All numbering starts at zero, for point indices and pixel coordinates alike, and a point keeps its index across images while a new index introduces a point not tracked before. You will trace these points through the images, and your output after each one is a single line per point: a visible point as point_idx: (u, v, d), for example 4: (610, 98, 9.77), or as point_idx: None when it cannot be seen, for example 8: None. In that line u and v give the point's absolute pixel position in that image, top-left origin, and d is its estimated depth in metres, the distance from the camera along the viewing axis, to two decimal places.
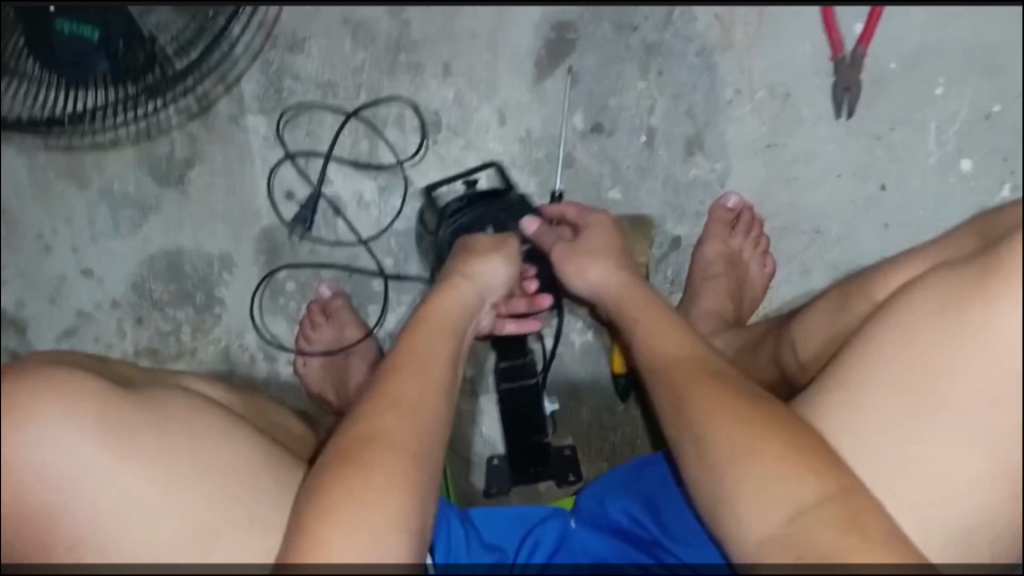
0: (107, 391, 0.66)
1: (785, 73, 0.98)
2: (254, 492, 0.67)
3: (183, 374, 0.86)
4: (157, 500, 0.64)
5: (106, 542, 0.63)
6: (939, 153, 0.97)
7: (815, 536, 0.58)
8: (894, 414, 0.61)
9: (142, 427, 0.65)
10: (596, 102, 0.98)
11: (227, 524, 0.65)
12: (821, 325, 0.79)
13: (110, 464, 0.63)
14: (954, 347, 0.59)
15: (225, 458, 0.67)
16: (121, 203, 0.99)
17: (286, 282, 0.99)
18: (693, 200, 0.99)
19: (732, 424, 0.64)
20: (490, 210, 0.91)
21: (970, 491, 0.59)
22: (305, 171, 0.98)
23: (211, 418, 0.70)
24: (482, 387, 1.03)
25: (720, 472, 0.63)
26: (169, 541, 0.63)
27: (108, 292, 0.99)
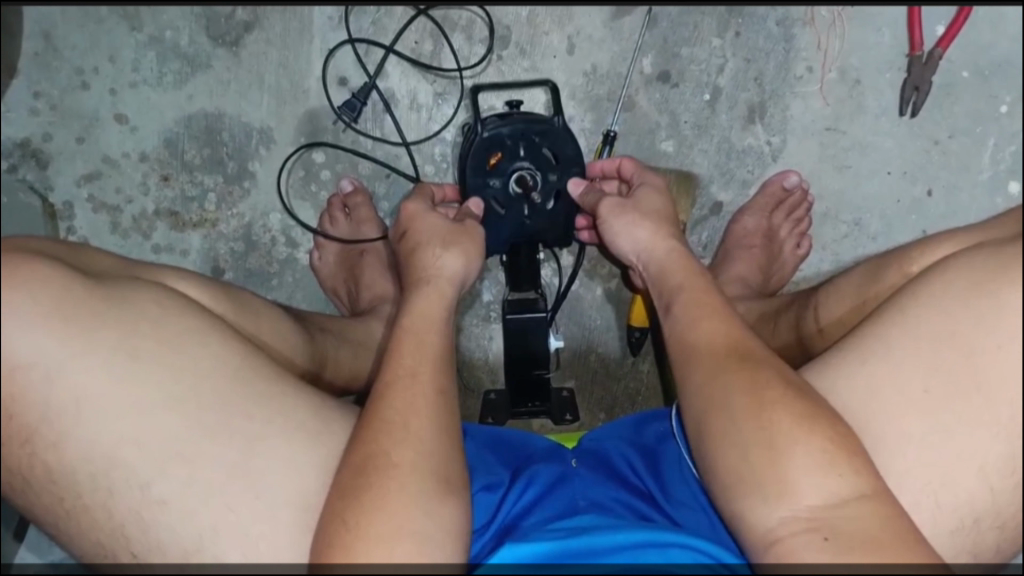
0: (67, 284, 0.62)
1: (861, 60, 0.97)
2: (219, 413, 0.62)
3: (159, 268, 0.74)
4: (118, 406, 0.60)
5: (61, 442, 0.60)
6: (991, 171, 0.97)
7: (847, 523, 0.58)
8: (919, 399, 0.61)
9: (103, 326, 0.61)
10: (668, 50, 0.97)
11: (192, 442, 0.61)
12: (847, 292, 0.81)
13: (67, 363, 0.59)
14: (981, 330, 0.60)
15: (202, 364, 0.63)
16: (171, 54, 0.96)
17: (321, 168, 0.97)
18: (743, 168, 0.98)
19: (776, 418, 0.61)
20: (532, 128, 0.83)
21: (982, 472, 0.60)
22: (363, 59, 0.96)
23: (181, 324, 0.64)
24: (494, 315, 1.00)
25: (753, 456, 0.61)
26: (128, 452, 0.60)
27: (139, 142, 0.96)
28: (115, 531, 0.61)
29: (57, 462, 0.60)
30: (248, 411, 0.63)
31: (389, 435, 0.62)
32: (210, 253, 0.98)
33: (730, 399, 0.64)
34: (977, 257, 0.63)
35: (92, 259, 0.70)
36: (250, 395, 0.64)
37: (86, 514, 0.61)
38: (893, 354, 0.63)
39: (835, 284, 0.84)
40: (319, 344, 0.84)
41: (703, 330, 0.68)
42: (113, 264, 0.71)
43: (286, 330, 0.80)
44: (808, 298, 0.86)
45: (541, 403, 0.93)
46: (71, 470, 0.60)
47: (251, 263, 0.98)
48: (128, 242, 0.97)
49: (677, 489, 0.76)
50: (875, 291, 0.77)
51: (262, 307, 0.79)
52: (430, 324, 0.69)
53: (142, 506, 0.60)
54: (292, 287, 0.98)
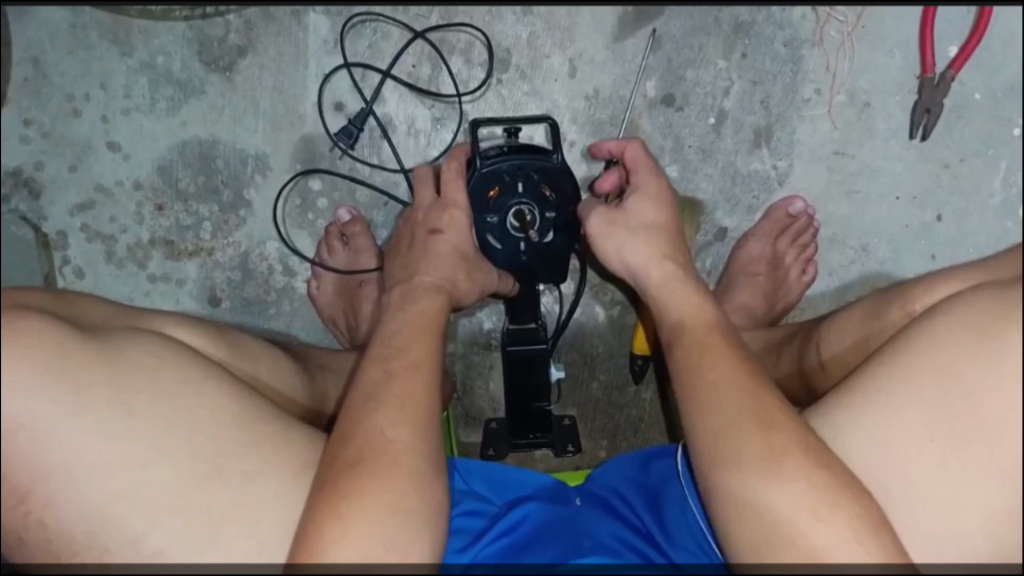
0: (60, 340, 0.61)
1: (871, 81, 0.94)
2: (212, 463, 0.61)
3: (157, 315, 0.73)
4: (109, 463, 0.59)
5: (53, 503, 0.59)
6: (1002, 195, 0.95)
7: (856, 564, 0.56)
8: (924, 446, 0.58)
9: (97, 380, 0.60)
10: (672, 73, 0.94)
11: (185, 492, 0.60)
12: (850, 328, 0.79)
13: (64, 419, 0.59)
14: (988, 378, 0.57)
15: (199, 411, 0.62)
16: (163, 79, 0.94)
17: (318, 196, 0.95)
18: (749, 193, 0.96)
19: (778, 458, 0.60)
20: (529, 163, 0.81)
21: (987, 527, 0.57)
22: (359, 84, 0.94)
23: (176, 372, 0.63)
24: (496, 342, 0.99)
25: (762, 498, 0.60)
26: (120, 508, 0.59)
27: (131, 170, 0.95)
28: None
29: (55, 531, 0.59)
30: (241, 454, 0.62)
31: (372, 475, 0.61)
32: (206, 282, 0.96)
33: (726, 393, 0.64)
34: (982, 311, 0.59)
35: (84, 309, 0.68)
36: (244, 444, 0.63)
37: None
38: (895, 399, 0.60)
39: (835, 318, 0.83)
40: (320, 382, 0.83)
41: (708, 374, 0.66)
42: (111, 313, 0.70)
43: (286, 374, 0.79)
44: (809, 332, 0.85)
45: (543, 434, 0.92)
46: (67, 530, 0.59)
47: (248, 292, 0.96)
48: (124, 272, 0.96)
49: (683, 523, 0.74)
50: (875, 330, 0.76)
51: (259, 349, 0.78)
52: (428, 371, 0.68)
53: (140, 569, 0.60)
54: (290, 316, 0.97)
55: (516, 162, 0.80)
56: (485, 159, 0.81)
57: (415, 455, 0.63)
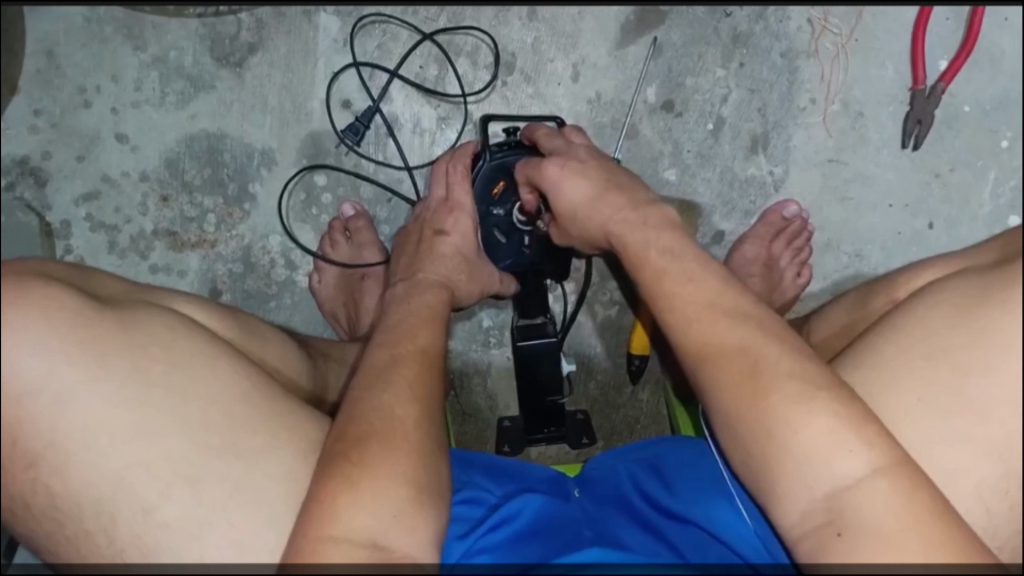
0: (80, 309, 0.61)
1: (864, 93, 0.97)
2: (226, 436, 0.61)
3: (168, 292, 0.73)
4: (124, 431, 0.59)
5: (65, 469, 0.58)
6: (992, 205, 0.98)
7: (863, 504, 0.54)
8: (913, 408, 0.59)
9: (114, 350, 0.61)
10: (671, 80, 0.97)
11: (196, 464, 0.60)
12: (838, 318, 0.81)
13: (78, 385, 0.59)
14: (976, 363, 0.57)
15: (209, 387, 0.63)
16: (174, 74, 0.95)
17: (323, 191, 0.97)
18: (746, 198, 0.98)
19: (773, 397, 0.58)
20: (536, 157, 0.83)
21: (979, 492, 0.57)
22: (367, 83, 0.96)
23: (191, 347, 0.64)
24: (494, 339, 1.00)
25: (766, 433, 0.58)
26: (133, 475, 0.59)
27: (138, 162, 0.96)
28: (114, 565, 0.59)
29: (61, 492, 0.59)
30: (255, 431, 0.62)
31: (376, 448, 0.61)
32: (208, 274, 0.97)
33: (729, 358, 0.60)
34: (947, 300, 0.61)
35: (98, 282, 0.68)
36: (257, 417, 0.63)
37: (85, 545, 0.59)
38: (884, 391, 0.61)
39: (824, 312, 0.84)
40: (322, 369, 0.83)
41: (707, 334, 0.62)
42: (122, 288, 0.69)
43: (289, 356, 0.79)
44: (800, 326, 0.87)
45: (556, 429, 0.92)
46: (77, 493, 0.59)
47: (249, 284, 0.97)
48: (125, 262, 0.96)
49: (692, 515, 0.73)
50: (862, 319, 0.76)
51: (268, 333, 0.78)
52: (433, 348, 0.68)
53: (142, 532, 0.59)
54: (290, 310, 0.97)
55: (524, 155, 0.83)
56: (495, 152, 0.83)
57: (422, 432, 0.63)
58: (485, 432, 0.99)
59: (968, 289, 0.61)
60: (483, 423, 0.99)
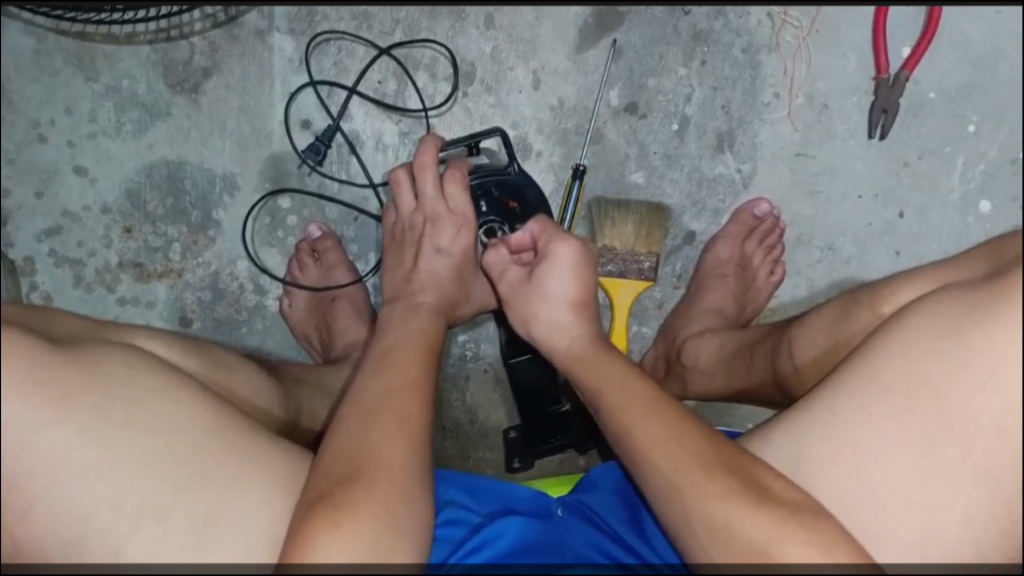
0: (36, 351, 0.59)
1: (828, 84, 0.96)
2: (192, 470, 0.61)
3: (131, 328, 0.72)
4: (85, 471, 0.58)
5: (29, 513, 0.58)
6: (961, 190, 0.97)
7: None
8: (888, 450, 0.60)
9: (75, 389, 0.59)
10: (633, 82, 0.96)
11: (163, 507, 0.59)
12: (819, 334, 0.78)
13: (40, 428, 0.57)
14: (943, 401, 0.59)
15: (174, 419, 0.61)
16: (128, 103, 0.94)
17: (288, 213, 0.96)
18: (715, 197, 0.97)
19: (750, 509, 0.58)
20: (489, 181, 0.87)
21: (964, 522, 0.58)
22: (326, 101, 0.95)
23: (154, 385, 0.62)
24: (469, 354, 0.99)
25: (742, 538, 0.58)
26: (98, 518, 0.58)
27: (99, 194, 0.94)
28: None
29: (29, 540, 0.58)
30: (223, 465, 0.62)
31: (369, 479, 0.60)
32: (177, 303, 0.96)
33: (695, 463, 0.61)
34: (911, 335, 0.62)
35: (57, 322, 0.67)
36: (223, 457, 0.62)
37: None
38: (856, 431, 0.61)
39: (806, 319, 0.82)
40: (294, 396, 0.82)
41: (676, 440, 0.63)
42: (82, 326, 0.69)
43: (260, 386, 0.78)
44: (783, 332, 0.83)
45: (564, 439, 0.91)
46: (40, 541, 0.58)
47: (219, 311, 0.96)
48: (92, 296, 0.95)
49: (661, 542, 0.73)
50: (847, 334, 0.75)
51: (234, 361, 0.77)
52: (399, 378, 0.68)
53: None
54: (262, 334, 0.97)
55: (478, 183, 0.87)
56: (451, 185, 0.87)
57: (412, 461, 0.63)
58: (468, 446, 0.98)
59: (926, 323, 0.62)
60: (465, 437, 0.98)
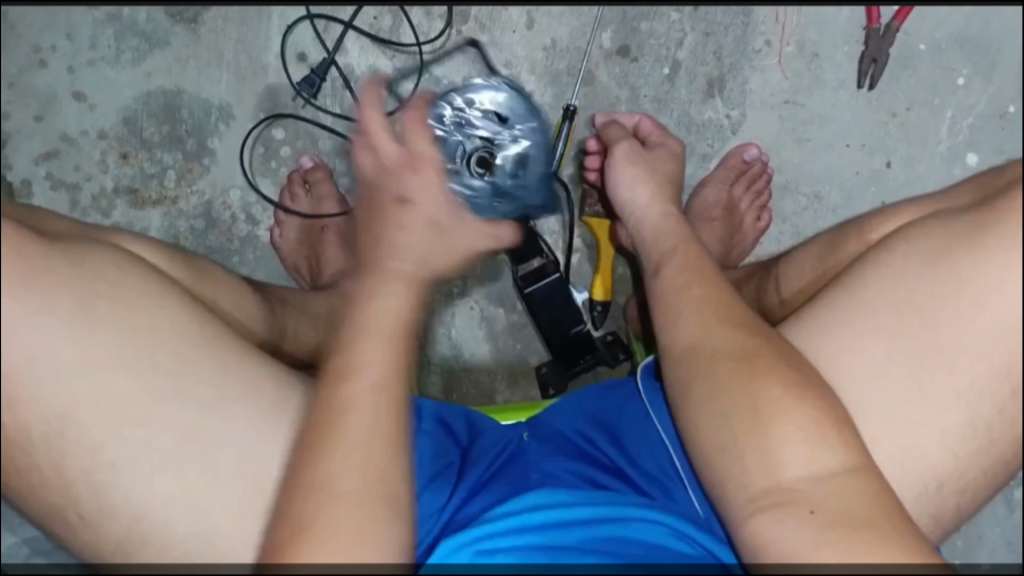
0: (21, 239, 0.60)
1: (819, 33, 0.97)
2: (173, 377, 0.60)
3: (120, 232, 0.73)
4: (61, 367, 0.57)
5: (9, 406, 0.57)
6: (949, 142, 0.98)
7: (833, 504, 0.58)
8: (878, 364, 0.61)
9: (63, 282, 0.59)
10: (626, 25, 0.97)
11: (146, 402, 0.59)
12: (808, 266, 0.80)
13: (21, 318, 0.57)
14: (940, 321, 0.60)
15: (156, 320, 0.61)
16: (128, 31, 0.96)
17: (282, 145, 0.97)
18: (704, 142, 0.98)
19: (778, 427, 0.60)
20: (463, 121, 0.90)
21: (943, 437, 0.61)
22: (322, 35, 0.96)
23: (138, 284, 0.62)
24: (457, 290, 1.00)
25: (729, 433, 0.62)
26: (78, 411, 0.58)
27: (97, 120, 0.96)
28: (69, 503, 0.59)
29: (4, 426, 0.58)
30: (204, 374, 0.60)
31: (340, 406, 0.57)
32: (170, 230, 0.97)
33: (721, 379, 0.63)
34: (905, 253, 0.63)
35: (45, 220, 0.69)
36: (208, 359, 0.61)
37: (34, 494, 0.60)
38: (852, 344, 0.62)
39: (792, 255, 0.84)
40: (279, 317, 0.83)
41: (708, 361, 0.64)
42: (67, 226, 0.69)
43: (246, 302, 0.79)
44: (768, 270, 0.86)
45: (592, 355, 0.92)
46: (22, 429, 0.58)
47: (211, 240, 0.97)
48: (88, 221, 0.96)
49: (645, 459, 0.74)
50: (834, 262, 0.77)
51: (221, 275, 0.78)
52: None
53: (98, 470, 0.58)
54: (253, 265, 0.98)
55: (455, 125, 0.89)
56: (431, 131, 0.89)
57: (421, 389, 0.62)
58: (452, 381, 0.99)
59: (923, 243, 0.62)
60: (449, 373, 0.99)
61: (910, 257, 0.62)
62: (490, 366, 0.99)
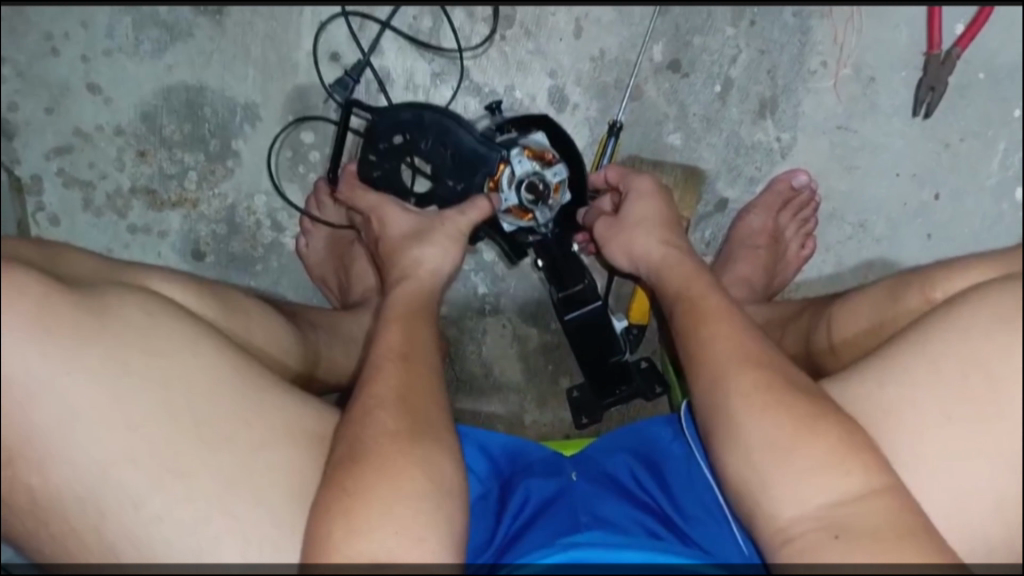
0: (48, 293, 0.57)
1: (877, 56, 0.93)
2: (215, 429, 0.58)
3: (147, 270, 0.69)
4: (102, 427, 0.55)
5: (46, 464, 0.55)
6: (999, 176, 0.95)
7: (856, 520, 0.56)
8: (933, 421, 0.59)
9: (91, 337, 0.56)
10: (678, 38, 0.92)
11: (188, 453, 0.57)
12: (862, 310, 0.77)
13: (55, 376, 0.55)
14: (1004, 381, 0.58)
15: (193, 369, 0.59)
16: (148, 20, 0.89)
17: (311, 149, 0.92)
18: (751, 165, 0.95)
19: (792, 451, 0.59)
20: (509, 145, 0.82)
21: (1000, 506, 0.57)
22: (357, 34, 0.90)
23: (172, 333, 0.60)
24: (489, 307, 0.97)
25: (751, 462, 0.60)
26: (119, 470, 0.55)
27: (112, 115, 0.90)
28: (106, 563, 0.57)
29: (42, 484, 0.56)
30: (253, 426, 0.59)
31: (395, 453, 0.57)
32: (190, 236, 0.92)
33: (731, 397, 0.62)
34: (964, 310, 0.61)
35: (68, 261, 0.65)
36: (242, 412, 0.59)
37: (64, 555, 0.58)
38: (908, 400, 0.60)
39: (849, 297, 0.81)
40: (312, 342, 0.80)
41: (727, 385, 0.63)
42: (95, 267, 0.66)
43: (278, 334, 0.75)
44: (824, 305, 0.83)
45: (627, 388, 0.90)
46: (58, 492, 0.56)
47: (234, 247, 0.93)
48: (103, 221, 0.92)
49: (690, 503, 0.72)
50: (893, 314, 0.74)
51: (251, 308, 0.75)
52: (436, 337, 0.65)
53: (139, 534, 0.56)
54: (278, 273, 0.94)
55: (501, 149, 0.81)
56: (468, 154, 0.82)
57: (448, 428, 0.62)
58: (480, 400, 0.97)
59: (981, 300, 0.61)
60: (477, 391, 0.97)
61: (966, 313, 0.60)
62: (520, 386, 0.97)
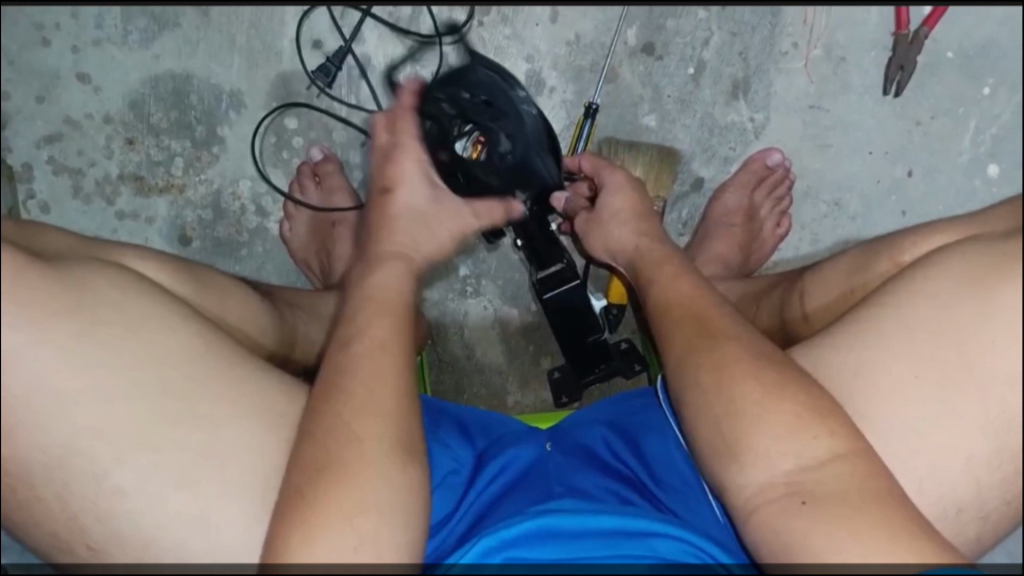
0: (24, 263, 0.57)
1: (847, 36, 0.95)
2: (186, 394, 0.58)
3: (122, 248, 0.70)
4: (77, 381, 0.56)
5: (17, 425, 0.56)
6: (971, 153, 0.97)
7: (821, 487, 0.56)
8: (902, 387, 0.59)
9: (62, 310, 0.57)
10: (651, 22, 0.95)
11: (154, 427, 0.57)
12: (834, 279, 0.78)
13: (25, 348, 0.55)
14: (972, 348, 0.57)
15: (166, 344, 0.59)
16: (136, 11, 0.92)
17: (294, 135, 0.94)
18: (726, 145, 0.97)
19: (762, 417, 0.59)
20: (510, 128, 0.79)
21: (968, 466, 0.58)
22: (339, 22, 0.93)
23: (147, 309, 0.60)
24: (470, 289, 0.98)
25: (720, 429, 0.60)
26: (88, 442, 0.56)
27: (101, 103, 0.92)
28: (79, 519, 0.58)
29: (15, 438, 0.56)
30: (223, 399, 0.60)
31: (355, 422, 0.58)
32: (176, 221, 0.94)
33: (705, 367, 0.62)
34: (931, 276, 0.61)
35: (46, 239, 0.66)
36: (214, 369, 0.60)
37: (39, 511, 0.58)
38: (878, 368, 0.60)
39: (822, 267, 0.82)
40: (289, 321, 0.81)
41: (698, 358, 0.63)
42: (72, 245, 0.67)
43: (255, 313, 0.77)
44: (795, 279, 0.84)
45: (605, 366, 0.90)
46: (30, 455, 0.56)
47: (219, 232, 0.95)
48: (91, 208, 0.94)
49: (667, 473, 0.72)
50: (863, 281, 0.75)
51: (226, 284, 0.76)
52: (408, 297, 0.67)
53: (109, 491, 0.57)
54: (262, 258, 0.96)
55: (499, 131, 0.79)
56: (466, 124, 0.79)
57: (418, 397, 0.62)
58: (462, 381, 0.98)
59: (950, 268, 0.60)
60: (460, 372, 0.98)
61: (935, 281, 0.60)
62: (502, 367, 0.98)
